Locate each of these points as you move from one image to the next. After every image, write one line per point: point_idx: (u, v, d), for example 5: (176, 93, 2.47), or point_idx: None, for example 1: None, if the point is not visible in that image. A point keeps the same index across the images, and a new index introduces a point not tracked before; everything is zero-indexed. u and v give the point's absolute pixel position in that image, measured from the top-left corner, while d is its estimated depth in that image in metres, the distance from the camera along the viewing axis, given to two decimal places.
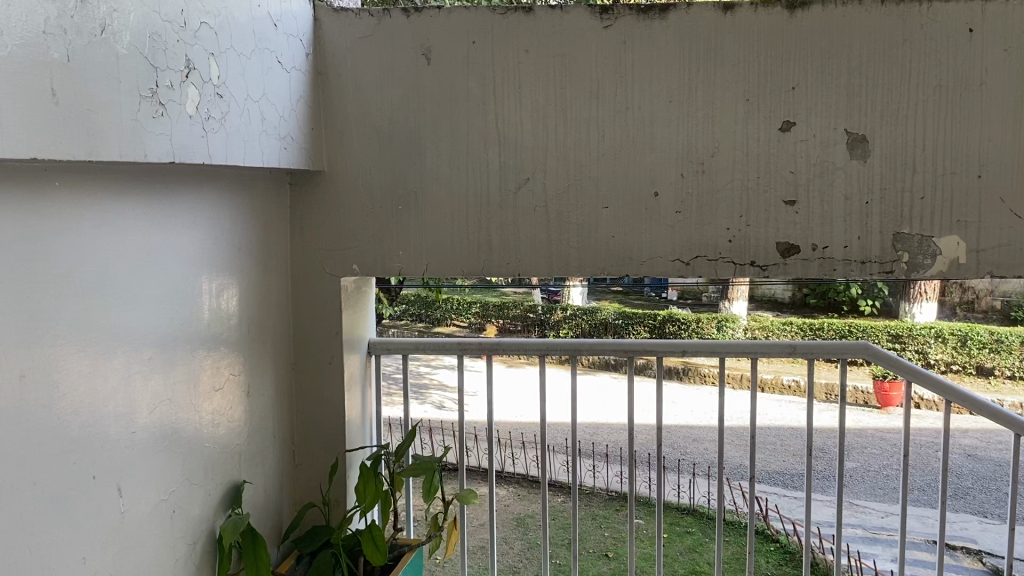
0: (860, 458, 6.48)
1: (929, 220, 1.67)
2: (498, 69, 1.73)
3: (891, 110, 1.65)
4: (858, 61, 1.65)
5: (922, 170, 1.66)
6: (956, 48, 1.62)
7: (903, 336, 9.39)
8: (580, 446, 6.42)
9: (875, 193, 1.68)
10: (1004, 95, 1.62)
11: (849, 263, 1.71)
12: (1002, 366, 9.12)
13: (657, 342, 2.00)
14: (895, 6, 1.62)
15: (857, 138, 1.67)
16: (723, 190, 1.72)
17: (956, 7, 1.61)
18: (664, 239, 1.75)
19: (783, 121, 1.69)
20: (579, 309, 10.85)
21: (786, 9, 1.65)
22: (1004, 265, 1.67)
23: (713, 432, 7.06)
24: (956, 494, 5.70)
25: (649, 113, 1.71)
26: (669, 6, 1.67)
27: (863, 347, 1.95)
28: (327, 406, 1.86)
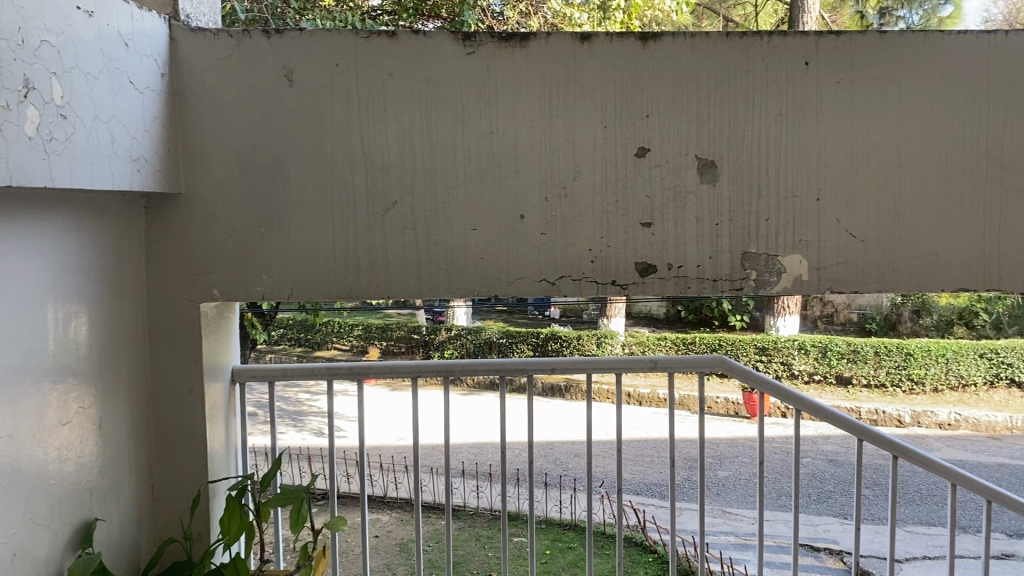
0: (732, 466, 6.76)
1: (775, 240, 1.78)
2: (361, 93, 1.73)
3: (737, 137, 1.76)
4: (706, 90, 1.75)
5: (766, 194, 1.77)
6: (794, 79, 1.74)
7: (769, 348, 9.84)
8: (463, 467, 6.44)
9: (724, 215, 1.78)
10: (836, 124, 1.75)
11: (703, 282, 1.80)
12: (859, 375, 9.68)
13: (526, 361, 2.04)
14: (738, 39, 1.73)
15: (706, 163, 1.77)
16: (584, 213, 1.77)
17: (792, 42, 1.73)
18: (529, 261, 1.79)
19: (638, 147, 1.76)
20: (464, 330, 10.87)
21: (639, 40, 1.73)
22: (842, 281, 1.79)
23: (593, 448, 7.21)
24: (819, 498, 6.01)
25: (511, 137, 1.75)
26: (529, 35, 1.72)
27: (718, 360, 2.04)
28: (188, 437, 1.79)
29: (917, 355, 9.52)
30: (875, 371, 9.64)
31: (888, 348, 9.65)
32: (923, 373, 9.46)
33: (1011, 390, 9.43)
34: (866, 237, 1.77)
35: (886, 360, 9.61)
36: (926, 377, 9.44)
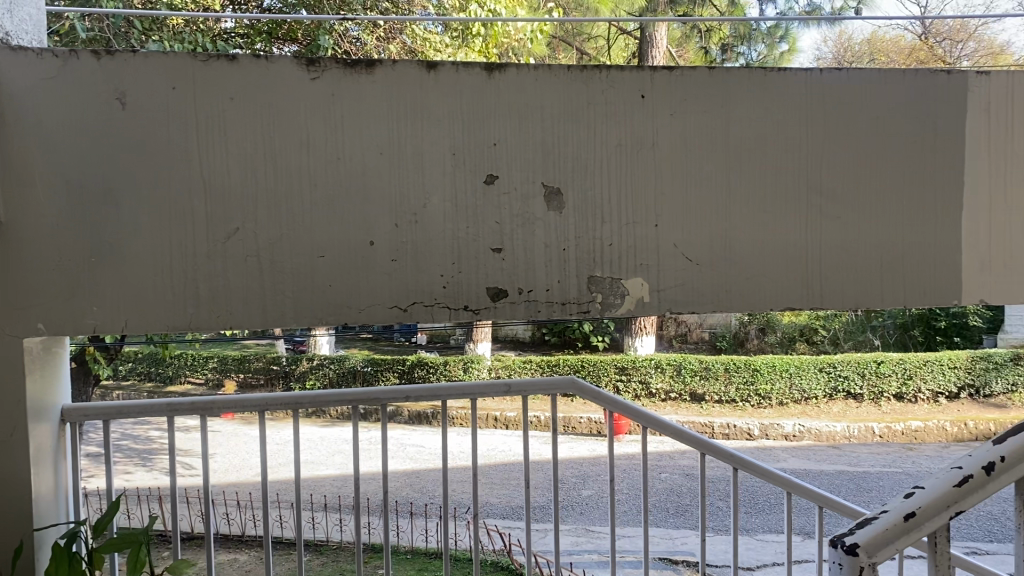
0: (596, 485, 6.92)
1: (619, 264, 1.85)
2: (200, 117, 1.68)
3: (580, 165, 1.82)
4: (550, 120, 1.80)
5: (609, 220, 1.84)
6: (631, 112, 1.82)
7: (628, 368, 10.21)
8: (329, 501, 6.31)
9: (570, 241, 1.83)
10: (672, 153, 1.84)
11: (552, 305, 1.84)
12: (712, 392, 10.08)
13: (380, 389, 2.03)
14: (579, 71, 1.79)
15: (552, 191, 1.81)
16: (435, 239, 1.78)
17: (630, 75, 1.81)
18: (380, 288, 1.77)
19: (486, 174, 1.79)
20: (326, 359, 10.61)
21: (484, 70, 1.76)
22: (680, 302, 1.88)
23: (458, 474, 7.21)
24: (677, 512, 6.23)
25: (359, 163, 1.74)
26: (376, 61, 1.72)
27: (569, 381, 2.10)
28: (11, 482, 1.67)
29: (763, 371, 9.99)
30: (726, 388, 10.06)
31: (737, 365, 10.10)
32: (770, 389, 9.96)
33: (847, 402, 10.05)
34: (701, 260, 1.87)
35: (735, 376, 10.03)
36: (772, 392, 9.96)
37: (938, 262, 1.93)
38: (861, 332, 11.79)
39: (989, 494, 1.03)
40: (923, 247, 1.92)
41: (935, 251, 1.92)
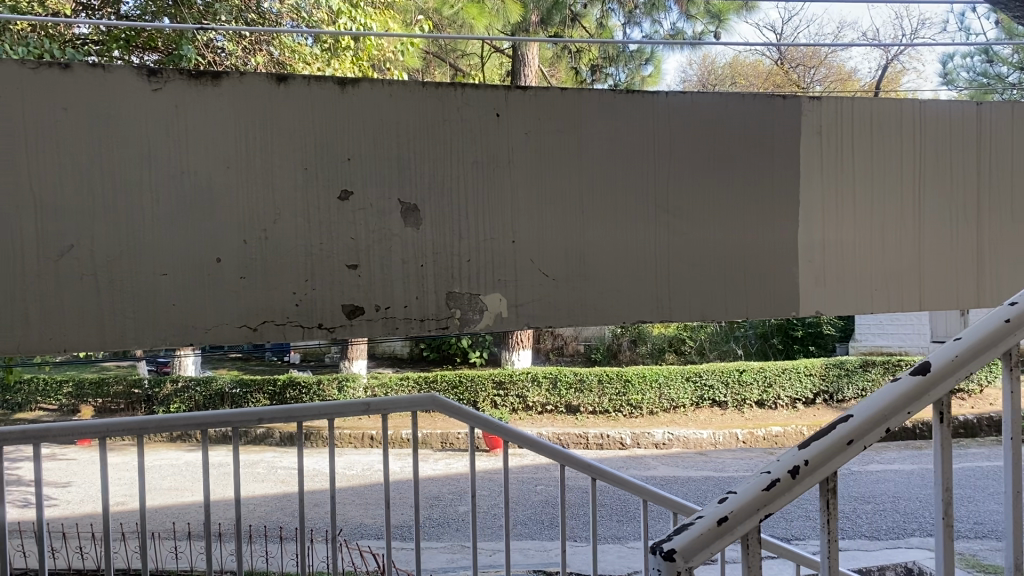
0: (471, 500, 6.92)
1: (477, 280, 1.86)
2: (29, 127, 1.58)
3: (436, 183, 1.82)
4: (405, 137, 1.79)
5: (467, 237, 1.85)
6: (486, 129, 1.84)
7: (505, 382, 10.28)
8: (195, 530, 6.05)
9: (428, 257, 1.83)
10: (527, 171, 1.87)
11: (410, 322, 1.83)
12: (586, 403, 10.25)
13: (233, 412, 1.97)
14: (434, 88, 1.80)
15: (409, 207, 1.80)
16: (287, 256, 1.74)
17: (484, 94, 1.83)
18: (228, 307, 1.72)
19: (340, 190, 1.76)
20: (192, 381, 10.19)
21: (337, 85, 1.75)
22: (537, 316, 1.91)
23: (332, 495, 7.05)
24: (551, 523, 6.30)
25: (205, 178, 1.68)
26: (221, 73, 1.67)
27: (430, 398, 2.11)
28: None
29: (634, 382, 10.26)
30: (600, 399, 10.26)
31: (610, 376, 10.30)
32: (641, 399, 10.23)
33: (713, 409, 10.44)
34: (557, 275, 1.91)
35: (608, 388, 10.25)
36: (643, 402, 10.22)
37: (776, 276, 2.04)
38: (725, 342, 12.30)
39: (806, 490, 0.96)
40: (764, 261, 2.03)
41: (774, 265, 2.03)
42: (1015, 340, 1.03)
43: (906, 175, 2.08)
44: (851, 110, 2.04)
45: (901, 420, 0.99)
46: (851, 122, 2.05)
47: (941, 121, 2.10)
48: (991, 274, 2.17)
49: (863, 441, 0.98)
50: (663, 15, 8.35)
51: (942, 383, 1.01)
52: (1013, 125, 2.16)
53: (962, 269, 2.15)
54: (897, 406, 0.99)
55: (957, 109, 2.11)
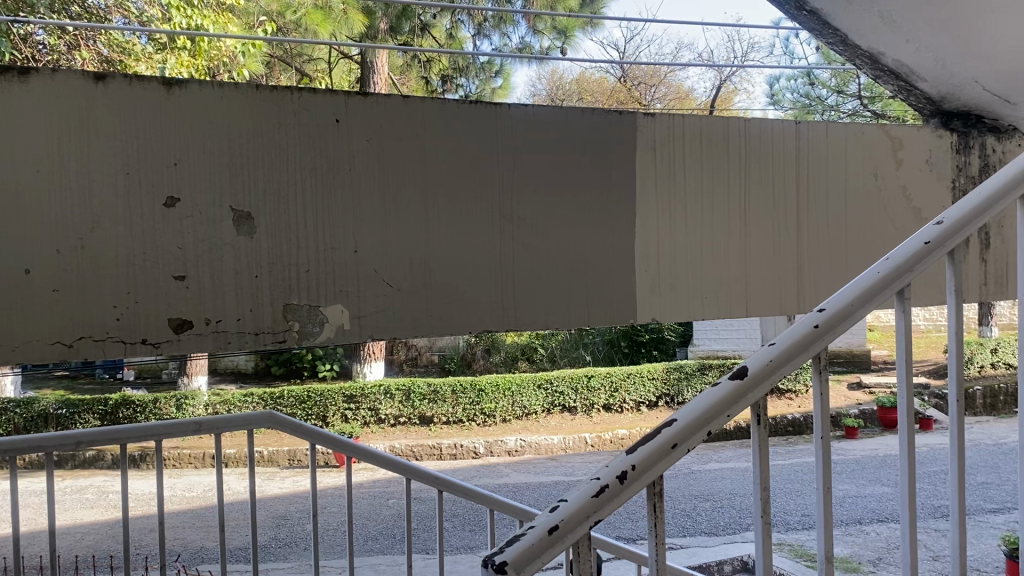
0: (321, 517, 6.73)
1: (316, 291, 1.79)
2: None
3: (272, 190, 1.75)
4: (237, 143, 1.71)
5: (305, 247, 1.78)
6: (325, 136, 1.78)
7: (356, 396, 10.04)
8: (13, 565, 5.56)
9: (263, 267, 1.75)
10: (368, 179, 1.82)
11: (244, 336, 1.74)
12: (440, 414, 10.17)
13: (48, 436, 1.82)
14: (269, 92, 1.74)
15: (242, 215, 1.72)
16: (107, 266, 1.63)
17: (323, 99, 1.78)
18: (38, 321, 1.59)
19: (166, 196, 1.66)
20: (12, 402, 9.38)
21: (162, 85, 1.66)
22: (381, 327, 1.85)
23: (171, 518, 6.67)
24: (402, 537, 6.22)
25: (11, 183, 1.55)
26: (30, 69, 1.56)
27: (268, 415, 2.03)
28: None
29: (487, 391, 10.28)
30: (453, 409, 10.21)
31: (463, 386, 10.28)
32: (494, 407, 10.28)
33: (563, 415, 10.62)
34: (400, 285, 1.86)
35: (462, 398, 10.23)
36: (496, 410, 10.27)
37: (616, 285, 2.09)
38: (574, 349, 12.53)
39: (629, 500, 0.91)
40: (605, 270, 2.07)
41: (613, 274, 2.08)
42: (829, 341, 1.00)
43: (733, 188, 2.19)
44: (682, 126, 2.14)
45: (720, 424, 0.95)
46: (682, 137, 2.14)
47: (764, 137, 2.23)
48: (811, 280, 2.32)
49: (686, 445, 0.94)
50: (511, 29, 8.43)
51: (761, 384, 0.97)
52: (827, 142, 2.31)
53: (784, 276, 2.29)
54: (716, 409, 0.95)
55: (778, 127, 2.24)
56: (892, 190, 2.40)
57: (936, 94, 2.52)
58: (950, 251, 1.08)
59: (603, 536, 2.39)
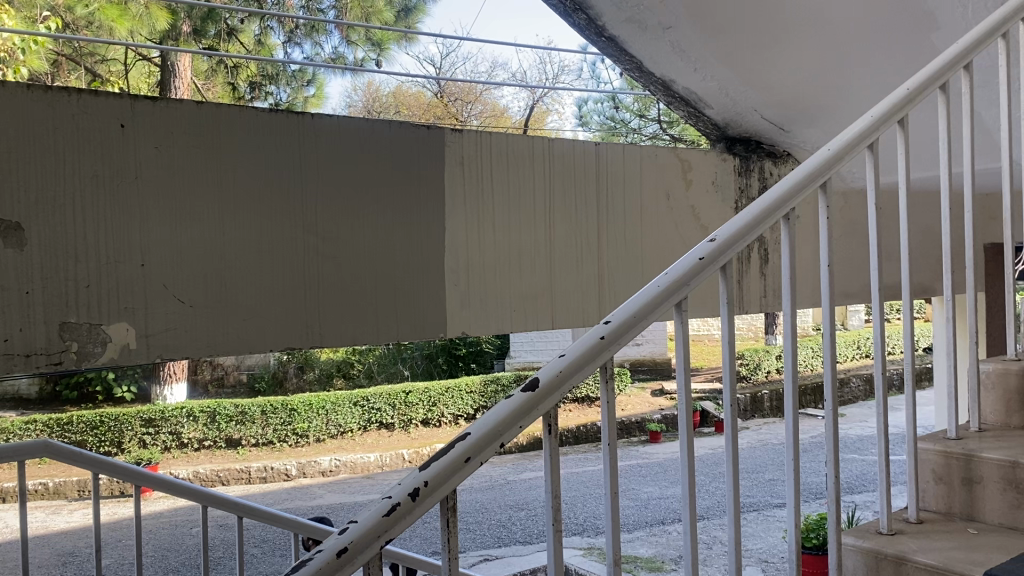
0: (115, 551, 6.24)
1: (97, 308, 1.66)
2: None
3: (46, 198, 1.61)
4: (5, 146, 1.56)
5: (85, 259, 1.64)
6: (107, 142, 1.66)
7: (155, 420, 9.41)
8: None
9: (35, 283, 1.60)
10: (156, 189, 1.71)
11: (11, 359, 1.58)
12: (248, 435, 9.66)
13: None
14: (42, 92, 1.60)
15: (11, 226, 1.57)
16: None
17: (105, 102, 1.66)
18: None
19: None
20: None
21: None
22: (171, 347, 1.73)
23: None
24: (206, 567, 5.88)
25: None
26: None
27: (43, 443, 1.86)
28: None
29: (300, 410, 9.84)
30: (262, 430, 9.71)
31: (273, 406, 9.77)
32: (307, 427, 9.86)
33: (380, 432, 10.31)
34: (194, 302, 1.76)
35: (272, 418, 9.73)
36: (309, 430, 9.87)
37: (425, 299, 2.07)
38: (391, 365, 12.12)
39: (422, 516, 0.87)
40: (413, 284, 2.05)
41: (423, 288, 2.07)
42: (613, 353, 1.02)
43: (538, 205, 2.25)
44: (488, 143, 2.17)
45: (513, 435, 0.93)
46: (489, 154, 2.17)
47: (565, 157, 2.30)
48: (610, 295, 2.43)
49: (479, 458, 0.90)
50: (324, 39, 8.19)
51: (552, 395, 0.96)
52: (623, 162, 2.43)
53: (586, 290, 2.38)
54: (508, 421, 0.93)
55: (580, 148, 2.33)
56: (683, 210, 2.57)
57: (720, 119, 2.73)
58: (721, 267, 1.15)
59: (402, 549, 2.36)
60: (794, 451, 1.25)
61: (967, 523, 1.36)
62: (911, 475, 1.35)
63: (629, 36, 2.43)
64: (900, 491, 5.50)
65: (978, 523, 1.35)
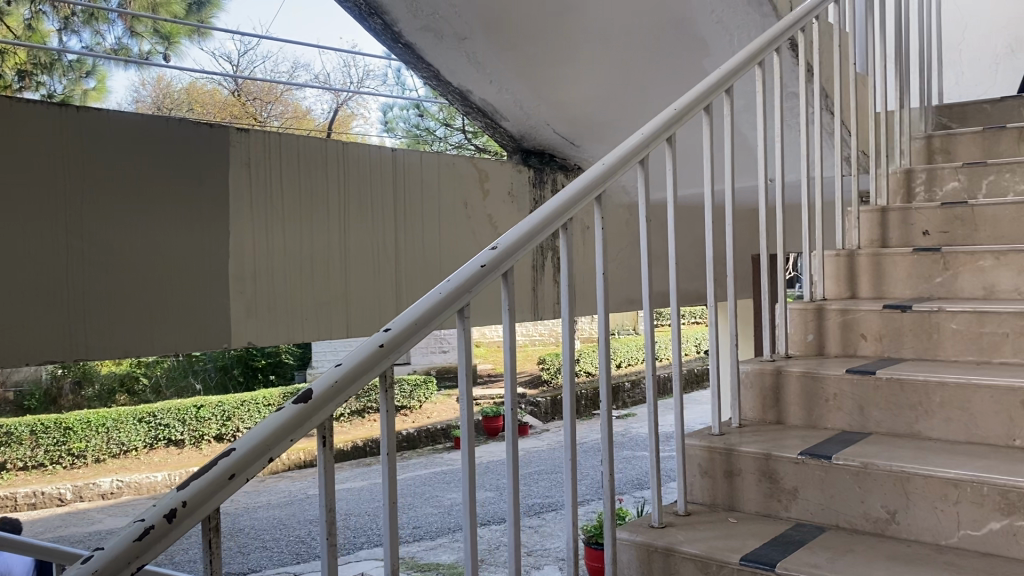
0: None
1: None
2: None
3: None
4: None
5: None
6: None
7: None
8: None
9: None
10: None
11: None
12: (14, 458, 8.79)
13: None
14: None
15: None
16: None
17: None
18: None
19: None
20: None
21: None
22: None
23: None
24: None
25: None
26: None
27: None
28: None
29: (75, 429, 9.03)
30: (31, 452, 8.87)
31: (45, 425, 8.96)
32: (83, 447, 9.07)
33: (168, 450, 9.57)
34: None
35: (43, 438, 8.91)
36: (86, 450, 9.08)
37: (208, 310, 1.96)
38: (182, 378, 11.12)
39: (179, 541, 0.78)
40: (193, 291, 1.94)
41: (206, 297, 1.96)
42: (393, 360, 1.00)
43: (332, 209, 2.21)
44: (279, 145, 2.09)
45: (282, 450, 0.87)
46: (280, 156, 2.09)
47: (362, 163, 2.27)
48: (405, 300, 2.43)
49: (245, 475, 0.83)
50: (105, 28, 7.51)
51: (326, 404, 0.92)
52: (421, 169, 2.43)
53: (382, 296, 2.36)
54: (277, 434, 0.87)
55: (376, 154, 2.30)
56: (479, 217, 2.62)
57: (516, 132, 2.81)
58: (503, 275, 1.16)
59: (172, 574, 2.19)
60: (572, 453, 1.30)
61: (729, 513, 1.47)
62: (679, 471, 1.43)
63: (427, 45, 2.42)
64: (674, 486, 5.91)
65: (737, 513, 1.47)
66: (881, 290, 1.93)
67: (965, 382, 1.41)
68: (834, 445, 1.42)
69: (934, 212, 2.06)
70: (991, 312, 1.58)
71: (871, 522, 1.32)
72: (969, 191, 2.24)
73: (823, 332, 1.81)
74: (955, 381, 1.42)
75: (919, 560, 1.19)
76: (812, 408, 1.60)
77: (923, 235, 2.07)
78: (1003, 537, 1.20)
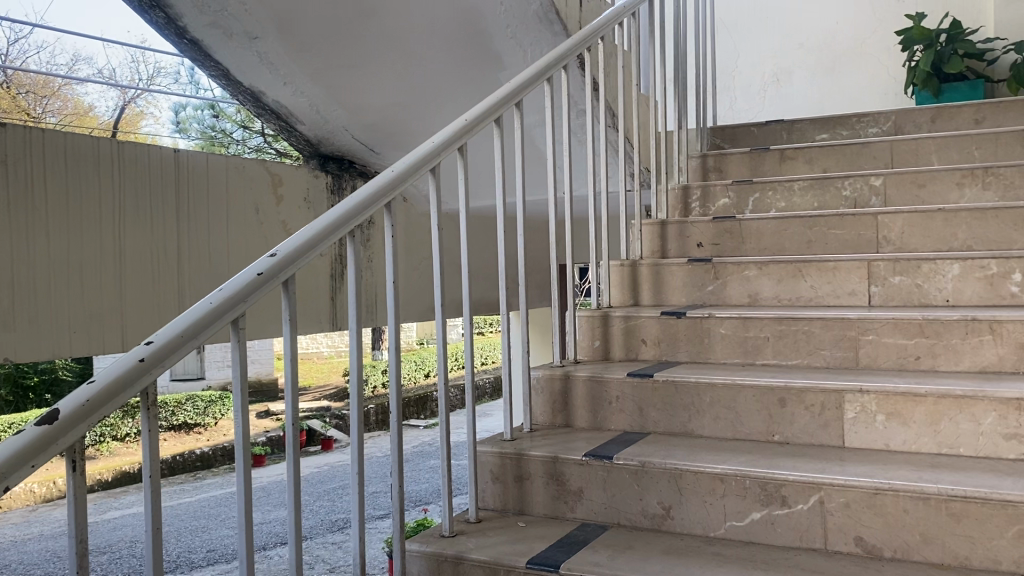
0: None
1: None
2: None
3: None
4: None
5: None
6: None
7: None
8: None
9: None
10: None
11: None
12: None
13: None
14: None
15: None
16: None
17: None
18: None
19: None
20: None
21: None
22: None
23: None
24: None
25: None
26: None
27: None
28: None
29: None
30: None
31: None
32: None
33: None
34: None
35: None
36: None
37: None
38: None
39: None
40: None
41: None
42: (155, 376, 0.93)
43: (103, 212, 2.04)
44: (42, 142, 1.90)
45: (22, 477, 0.77)
46: (43, 154, 1.90)
47: (139, 165, 2.12)
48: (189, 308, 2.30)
49: None
50: None
51: (76, 426, 0.83)
52: (208, 173, 2.30)
53: (162, 305, 2.22)
54: (16, 460, 0.77)
55: (155, 156, 2.16)
56: (273, 224, 2.53)
57: (313, 136, 2.76)
58: (282, 283, 1.12)
59: None
60: (360, 466, 1.27)
61: (518, 516, 1.50)
62: (471, 477, 1.44)
63: (215, 43, 2.30)
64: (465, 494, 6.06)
65: (527, 516, 1.50)
66: (660, 298, 2.05)
67: (731, 383, 1.52)
68: (615, 446, 1.48)
69: (707, 225, 2.21)
70: (754, 317, 1.72)
71: (648, 519, 1.39)
72: (738, 207, 2.43)
73: (608, 338, 1.89)
74: (723, 382, 1.52)
75: (690, 551, 1.27)
76: (597, 410, 1.66)
77: (698, 246, 2.22)
78: (763, 525, 1.30)
